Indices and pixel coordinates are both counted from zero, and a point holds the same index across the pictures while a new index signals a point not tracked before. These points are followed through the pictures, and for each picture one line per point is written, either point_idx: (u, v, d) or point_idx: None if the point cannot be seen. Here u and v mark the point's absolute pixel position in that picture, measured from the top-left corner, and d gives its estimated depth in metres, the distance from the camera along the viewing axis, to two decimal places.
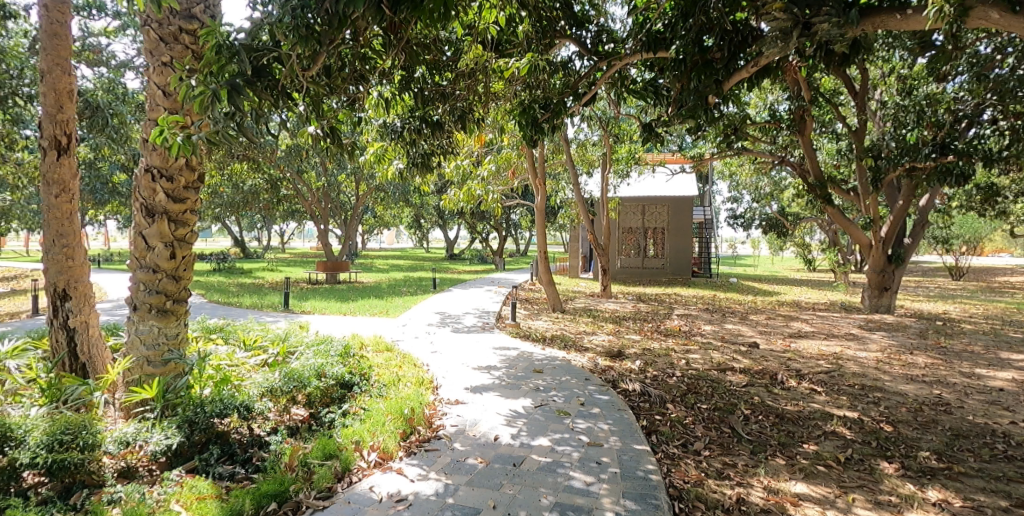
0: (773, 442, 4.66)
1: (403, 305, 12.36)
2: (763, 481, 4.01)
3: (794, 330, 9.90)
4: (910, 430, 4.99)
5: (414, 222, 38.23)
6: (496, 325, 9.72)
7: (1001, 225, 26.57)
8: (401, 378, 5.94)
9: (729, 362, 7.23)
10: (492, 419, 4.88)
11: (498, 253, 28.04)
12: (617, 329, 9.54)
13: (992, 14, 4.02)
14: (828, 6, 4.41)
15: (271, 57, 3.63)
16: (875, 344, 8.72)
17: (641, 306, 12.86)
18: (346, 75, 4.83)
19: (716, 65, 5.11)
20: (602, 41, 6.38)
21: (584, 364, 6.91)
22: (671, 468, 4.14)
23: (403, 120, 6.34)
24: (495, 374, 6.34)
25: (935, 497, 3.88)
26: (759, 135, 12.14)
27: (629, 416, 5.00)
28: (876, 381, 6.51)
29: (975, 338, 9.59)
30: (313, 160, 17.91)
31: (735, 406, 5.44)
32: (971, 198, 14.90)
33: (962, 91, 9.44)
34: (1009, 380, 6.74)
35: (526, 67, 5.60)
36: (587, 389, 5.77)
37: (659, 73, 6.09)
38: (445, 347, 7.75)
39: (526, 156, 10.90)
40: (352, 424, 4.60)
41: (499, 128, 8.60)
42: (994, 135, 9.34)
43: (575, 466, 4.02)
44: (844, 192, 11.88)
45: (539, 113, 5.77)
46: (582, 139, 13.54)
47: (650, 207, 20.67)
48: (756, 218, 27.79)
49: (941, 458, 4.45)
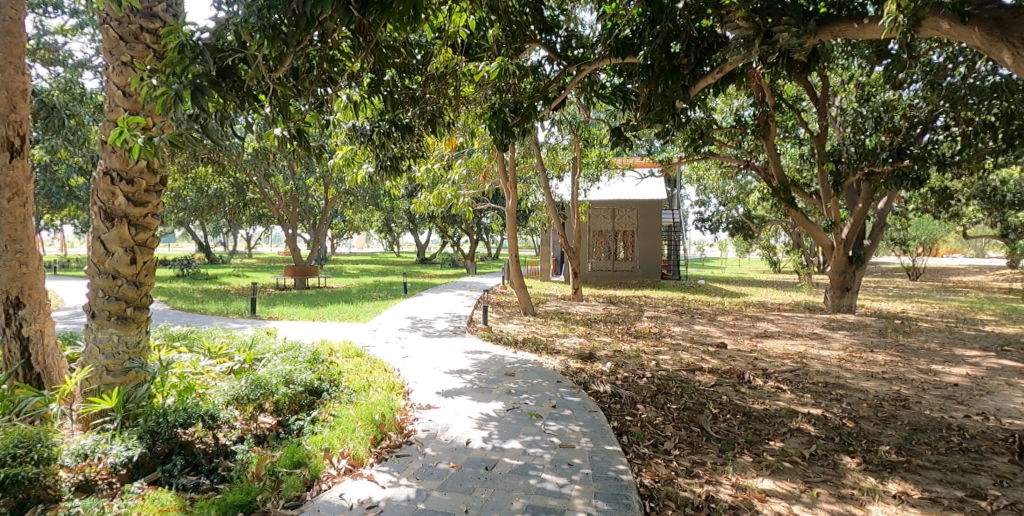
0: (740, 440, 4.75)
1: (373, 310, 12.21)
2: (731, 478, 4.07)
3: (760, 330, 10.13)
4: (872, 426, 5.15)
5: (384, 226, 37.86)
6: (468, 328, 9.69)
7: (955, 227, 27.66)
8: (371, 383, 5.88)
9: (698, 362, 7.35)
10: (464, 423, 4.86)
11: (469, 257, 27.99)
12: (588, 332, 9.62)
13: (943, 25, 4.09)
14: (788, 16, 4.51)
15: (236, 58, 3.56)
16: (837, 343, 8.97)
17: (612, 309, 13.00)
18: (314, 77, 4.84)
19: (683, 71, 5.25)
20: (572, 46, 6.50)
21: (555, 366, 6.92)
22: (642, 468, 4.17)
23: (372, 123, 6.29)
24: (466, 378, 6.31)
25: (894, 490, 3.99)
26: (725, 139, 12.36)
27: (600, 417, 5.03)
28: (838, 379, 6.71)
29: (931, 336, 9.95)
30: (280, 164, 17.60)
31: (703, 406, 5.53)
32: (927, 201, 15.46)
33: (916, 98, 9.88)
34: (963, 376, 7.03)
35: (497, 70, 5.59)
36: (558, 392, 5.79)
37: (627, 78, 6.21)
38: (416, 352, 7.67)
39: (497, 159, 10.85)
40: (321, 431, 4.55)
41: (470, 133, 8.54)
42: (947, 140, 9.85)
43: (547, 468, 4.02)
44: (806, 195, 12.19)
45: (510, 117, 5.84)
46: (553, 143, 13.51)
47: (620, 210, 20.92)
48: (722, 221, 28.36)
49: (900, 452, 4.60)
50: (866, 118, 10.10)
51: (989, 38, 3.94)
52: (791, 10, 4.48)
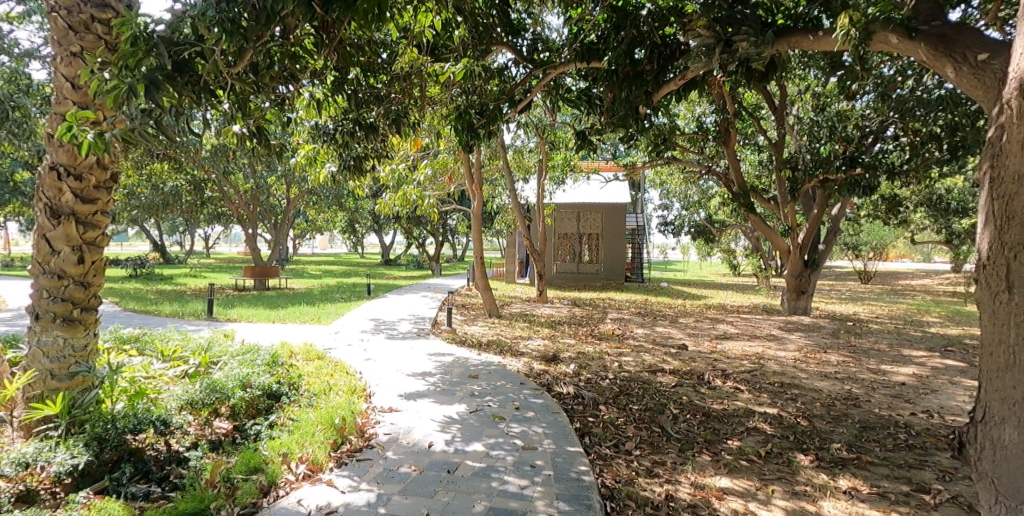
0: (699, 440, 4.85)
1: (336, 312, 12.02)
2: (691, 477, 4.15)
3: (720, 332, 10.38)
4: (824, 424, 5.33)
5: (348, 226, 37.31)
6: (432, 330, 9.62)
7: (904, 233, 28.90)
8: (332, 386, 5.77)
9: (660, 363, 7.48)
10: (427, 426, 4.82)
11: (435, 258, 27.81)
12: (553, 333, 9.68)
13: (891, 39, 4.12)
14: (747, 26, 4.60)
15: (193, 52, 3.45)
16: (793, 344, 9.26)
17: (577, 311, 13.11)
18: (276, 73, 4.74)
19: (646, 76, 5.26)
20: (538, 49, 6.53)
21: (520, 368, 6.94)
22: (603, 468, 4.21)
23: (335, 122, 6.18)
24: (430, 380, 6.26)
25: (845, 486, 4.13)
26: (687, 145, 12.62)
27: (563, 419, 5.06)
28: (794, 379, 6.92)
29: (881, 337, 10.36)
30: (241, 161, 17.15)
31: (664, 406, 5.63)
32: (877, 208, 16.11)
33: (868, 109, 10.27)
34: (910, 375, 7.34)
35: (462, 72, 5.55)
36: (521, 393, 5.80)
37: (592, 82, 6.27)
38: (379, 354, 7.57)
39: (463, 161, 10.82)
40: (279, 435, 4.45)
41: (436, 134, 8.49)
42: (897, 150, 10.28)
43: (510, 470, 4.01)
44: (765, 201, 12.53)
45: (475, 119, 5.84)
46: (519, 145, 13.56)
47: (585, 213, 21.13)
48: (684, 225, 28.94)
49: (851, 449, 4.76)
50: (821, 126, 10.49)
51: (932, 53, 3.77)
52: (750, 20, 4.58)
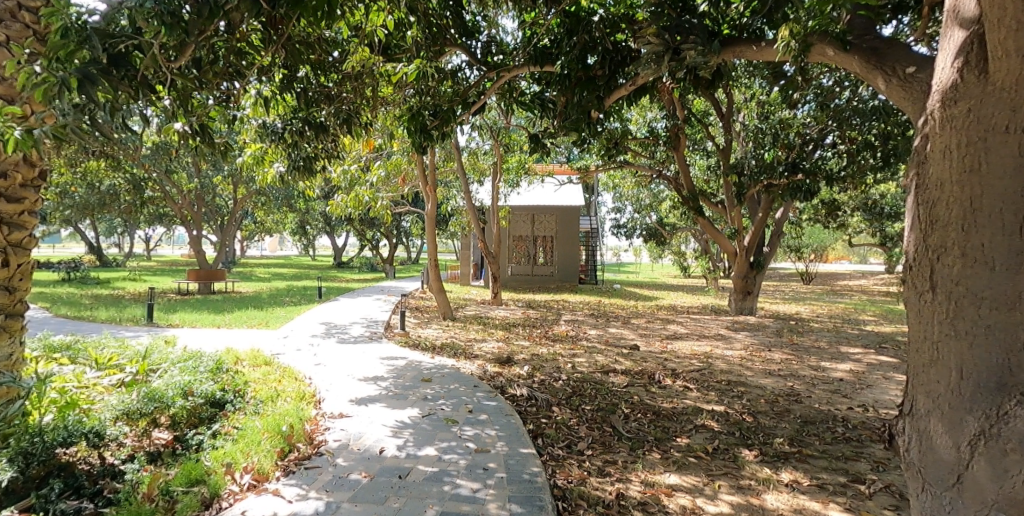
0: (649, 438, 4.95)
1: (284, 316, 11.68)
2: (641, 475, 4.23)
3: (670, 332, 10.64)
4: (768, 420, 5.52)
5: (299, 228, 36.37)
6: (385, 334, 9.47)
7: (842, 236, 30.39)
8: (280, 393, 5.61)
9: (612, 364, 7.60)
10: (378, 431, 4.74)
11: (388, 261, 27.43)
12: (507, 336, 9.69)
13: (828, 52, 4.24)
14: (694, 35, 4.72)
15: (130, 45, 3.28)
16: (739, 343, 9.58)
17: (531, 313, 13.18)
18: (220, 69, 4.58)
19: (597, 81, 5.37)
20: (492, 52, 6.54)
21: (473, 371, 6.91)
22: (555, 469, 4.24)
23: (284, 120, 6.01)
24: (382, 384, 6.17)
25: (787, 479, 4.28)
26: (639, 149, 12.89)
27: (516, 421, 5.07)
28: (740, 377, 7.15)
29: (821, 335, 10.84)
30: (184, 160, 16.47)
31: (616, 406, 5.72)
32: (817, 212, 16.87)
33: (808, 118, 10.75)
34: (847, 371, 7.70)
35: (415, 73, 5.49)
36: (475, 396, 5.79)
37: (546, 86, 6.33)
38: (330, 359, 7.40)
39: (417, 162, 10.72)
40: (223, 445, 4.30)
41: (389, 135, 8.38)
42: (835, 157, 10.78)
43: (462, 473, 3.99)
44: (713, 205, 12.92)
45: (429, 120, 5.83)
46: (474, 147, 13.55)
47: (539, 216, 21.27)
48: (636, 227, 29.54)
49: (793, 444, 4.96)
50: (765, 133, 11.00)
51: (865, 65, 3.87)
52: (698, 29, 4.70)
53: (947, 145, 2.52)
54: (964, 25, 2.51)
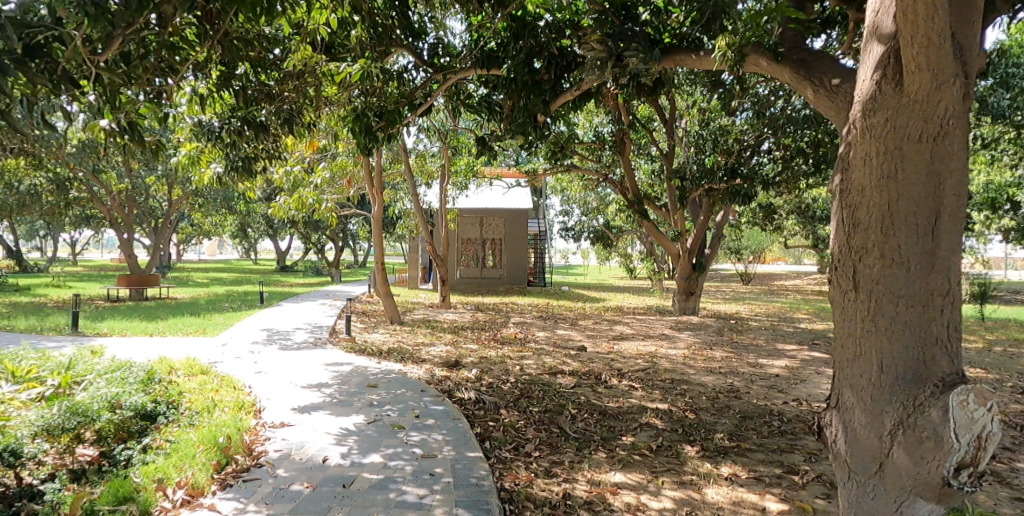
0: (596, 437, 5.03)
1: (223, 322, 11.22)
2: (587, 475, 4.28)
3: (616, 333, 10.85)
4: (709, 416, 5.71)
5: (239, 231, 35.05)
6: (330, 339, 9.24)
7: (778, 239, 31.84)
8: (217, 403, 5.39)
9: (560, 365, 7.68)
10: (321, 439, 4.61)
11: (334, 264, 26.81)
12: (456, 339, 9.64)
13: (762, 63, 4.39)
14: (636, 43, 4.83)
15: (50, 36, 3.07)
16: (682, 342, 9.87)
17: (480, 316, 13.17)
18: (152, 64, 4.36)
19: (544, 85, 5.48)
20: (439, 54, 6.49)
21: (421, 376, 6.83)
22: (502, 471, 4.25)
23: (221, 119, 5.77)
24: (326, 391, 6.02)
25: (726, 472, 4.44)
26: (586, 153, 13.09)
27: (463, 424, 5.05)
28: (683, 375, 7.37)
29: (758, 333, 11.30)
30: (113, 159, 15.59)
31: (563, 407, 5.78)
32: (755, 215, 17.61)
33: (745, 125, 11.21)
34: (782, 367, 8.06)
35: (359, 73, 5.38)
36: (422, 401, 5.73)
37: (493, 89, 6.33)
38: (271, 366, 7.15)
39: (363, 164, 10.52)
40: (154, 459, 4.10)
41: (333, 136, 8.19)
42: (771, 162, 11.28)
43: (408, 480, 3.93)
44: (657, 208, 13.26)
45: (374, 122, 5.75)
46: (421, 150, 13.44)
47: (488, 219, 21.29)
48: (584, 230, 29.99)
49: (732, 438, 5.14)
50: (706, 140, 11.31)
51: (795, 77, 4.05)
52: (640, 37, 4.81)
53: (867, 152, 2.68)
54: (882, 40, 2.66)
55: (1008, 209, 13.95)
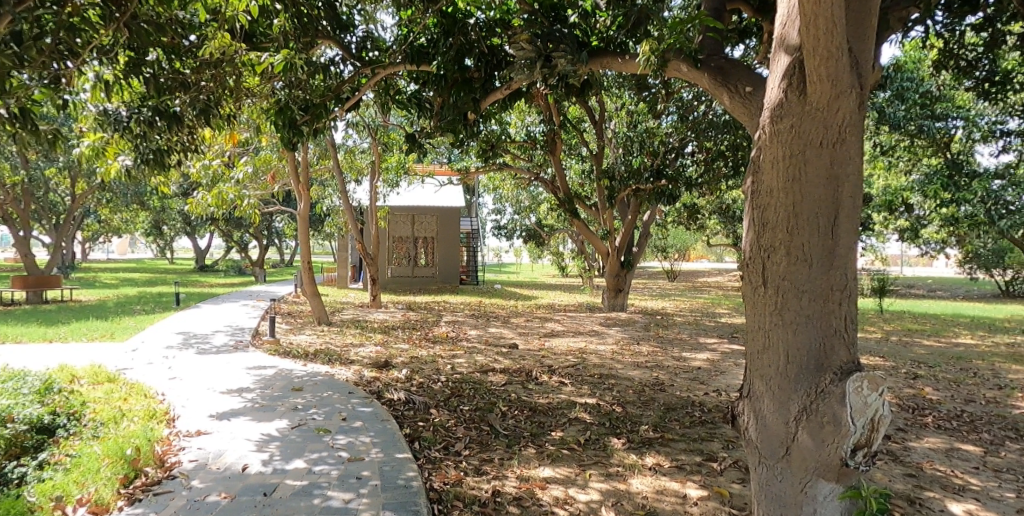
0: (526, 434, 5.08)
1: (134, 326, 10.51)
2: (516, 471, 4.33)
3: (548, 330, 11.02)
4: (635, 409, 5.90)
5: (153, 228, 32.92)
6: (252, 342, 8.85)
7: (701, 237, 33.36)
8: (125, 413, 5.03)
9: (491, 363, 7.71)
10: (241, 447, 4.41)
11: (259, 264, 25.70)
12: (386, 339, 9.48)
13: (682, 68, 4.60)
14: (564, 44, 4.90)
15: None
16: (611, 338, 10.16)
17: (411, 315, 13.02)
18: (49, 47, 4.02)
19: (474, 83, 5.47)
20: (367, 47, 6.36)
21: (349, 377, 6.66)
22: (432, 472, 4.22)
23: (130, 107, 5.40)
24: (247, 396, 5.76)
25: (651, 463, 4.60)
26: (518, 152, 13.19)
27: (392, 426, 4.97)
28: (611, 370, 7.59)
29: (682, 328, 11.80)
30: (5, 149, 14.25)
31: (493, 404, 5.81)
32: (680, 215, 18.36)
33: (670, 128, 11.66)
34: (704, 360, 8.46)
35: (281, 64, 5.12)
36: (349, 403, 5.59)
37: (423, 85, 6.26)
38: (187, 371, 6.75)
39: (288, 159, 10.14)
40: (52, 476, 3.81)
41: (255, 129, 7.84)
42: (694, 164, 11.78)
43: (333, 485, 3.82)
44: (587, 207, 13.56)
45: (298, 115, 5.54)
46: (351, 145, 13.12)
47: (420, 217, 21.05)
48: (516, 229, 30.24)
49: (656, 429, 5.34)
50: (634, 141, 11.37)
51: (714, 82, 4.28)
52: (568, 39, 4.89)
53: (776, 156, 2.84)
54: (788, 51, 2.82)
55: (902, 210, 15.25)
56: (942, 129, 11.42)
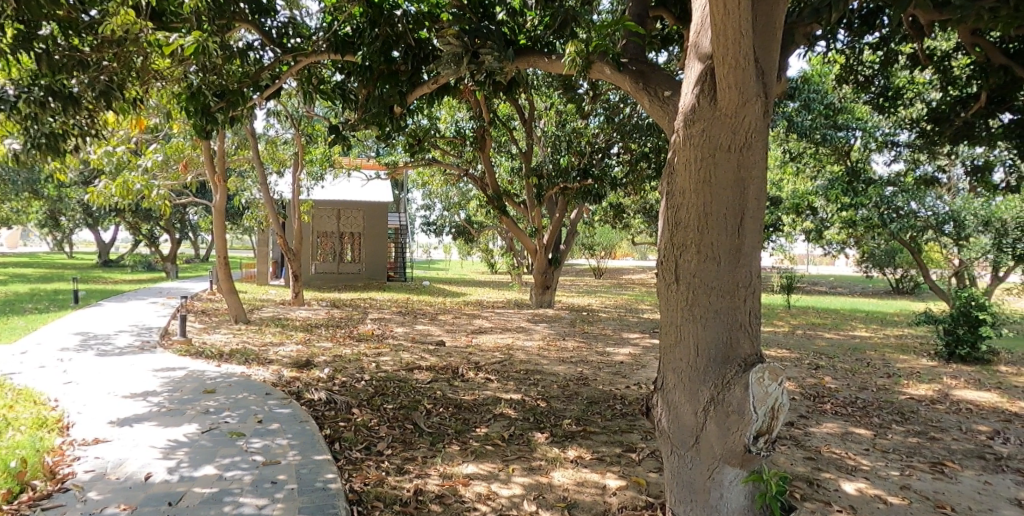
0: (450, 431, 5.08)
1: (23, 326, 9.61)
2: (439, 469, 4.31)
3: (475, 327, 11.05)
4: (558, 404, 6.03)
5: (47, 219, 30.15)
6: (160, 342, 8.30)
7: (626, 236, 34.47)
8: (9, 422, 4.60)
9: (417, 361, 7.64)
10: (144, 455, 4.14)
11: (170, 259, 24.14)
12: (308, 338, 9.17)
13: (605, 70, 4.69)
14: (491, 41, 4.93)
15: None
16: (537, 334, 10.31)
17: (336, 312, 12.67)
18: None
19: (400, 76, 5.37)
20: (288, 34, 6.11)
21: (266, 378, 6.40)
22: (352, 473, 4.13)
23: (17, 86, 4.92)
24: (152, 400, 5.41)
25: (572, 455, 4.72)
26: (447, 148, 13.10)
27: (311, 427, 4.83)
28: (537, 365, 7.71)
29: (607, 324, 12.16)
30: None
31: (418, 402, 5.76)
32: (606, 214, 18.88)
33: (596, 129, 11.96)
34: (626, 355, 8.75)
35: (192, 47, 4.77)
36: (266, 405, 5.38)
37: (348, 76, 6.08)
38: (84, 375, 6.26)
39: (203, 148, 9.57)
40: None
41: (165, 114, 7.37)
42: (619, 165, 12.13)
43: (246, 490, 3.67)
44: (516, 205, 13.66)
45: (212, 101, 5.29)
46: (272, 136, 12.61)
47: (345, 212, 20.47)
48: (446, 225, 30.04)
49: (578, 423, 5.49)
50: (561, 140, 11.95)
51: (636, 84, 4.42)
52: (494, 36, 4.92)
53: (688, 159, 2.99)
54: (701, 58, 2.97)
55: (808, 213, 16.39)
56: (843, 139, 12.34)
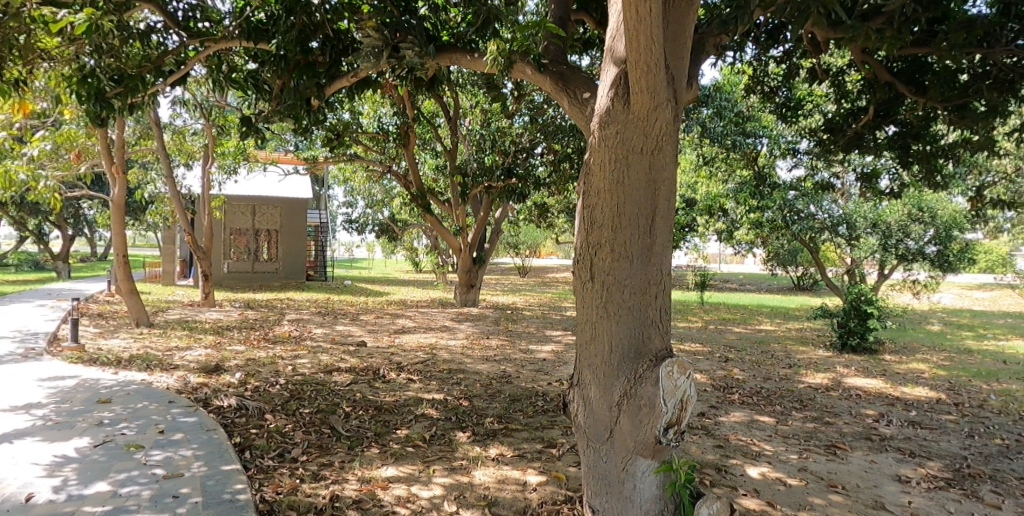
0: (369, 434, 4.98)
1: None
2: (357, 473, 4.22)
3: (398, 326, 10.88)
4: (481, 402, 6.06)
5: None
6: (48, 349, 7.59)
7: (552, 235, 35.05)
8: None
9: (337, 362, 7.42)
10: (25, 473, 3.77)
11: (61, 258, 22.11)
12: (218, 341, 8.68)
13: (526, 70, 4.71)
14: (412, 36, 4.85)
15: None
16: (462, 333, 10.29)
17: (250, 313, 12.08)
18: None
19: (317, 68, 5.20)
20: (195, 17, 5.74)
21: (170, 385, 5.99)
22: (263, 482, 3.96)
23: None
24: (36, 413, 4.94)
25: (494, 453, 4.75)
26: (370, 144, 12.79)
27: (219, 436, 4.58)
28: (460, 364, 7.69)
29: (530, 322, 12.33)
30: None
31: (336, 405, 5.60)
32: (530, 213, 19.11)
33: (521, 128, 12.08)
34: (548, 352, 8.90)
35: (81, 26, 4.39)
36: (168, 414, 5.04)
37: (261, 65, 5.80)
38: None
39: (99, 137, 8.83)
40: None
41: (52, 98, 6.73)
42: (543, 165, 12.31)
43: (144, 506, 3.42)
44: (441, 203, 13.56)
45: (108, 86, 4.91)
46: (180, 125, 11.85)
47: (261, 208, 19.56)
48: (369, 222, 29.32)
49: (500, 421, 5.53)
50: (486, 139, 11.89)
51: (556, 86, 4.49)
52: (415, 31, 4.85)
53: (603, 161, 3.09)
54: (616, 62, 3.07)
55: (719, 214, 17.33)
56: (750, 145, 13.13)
